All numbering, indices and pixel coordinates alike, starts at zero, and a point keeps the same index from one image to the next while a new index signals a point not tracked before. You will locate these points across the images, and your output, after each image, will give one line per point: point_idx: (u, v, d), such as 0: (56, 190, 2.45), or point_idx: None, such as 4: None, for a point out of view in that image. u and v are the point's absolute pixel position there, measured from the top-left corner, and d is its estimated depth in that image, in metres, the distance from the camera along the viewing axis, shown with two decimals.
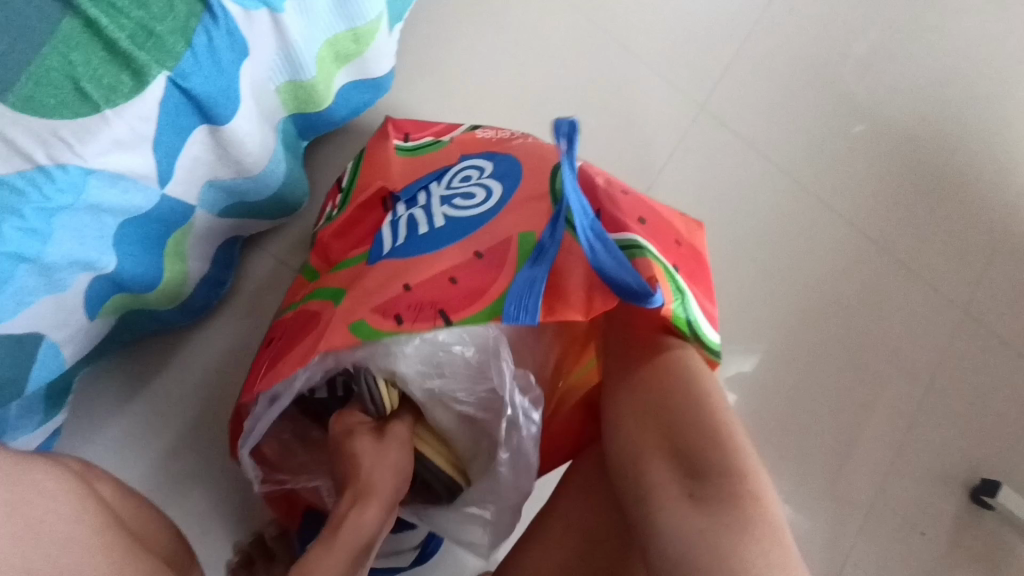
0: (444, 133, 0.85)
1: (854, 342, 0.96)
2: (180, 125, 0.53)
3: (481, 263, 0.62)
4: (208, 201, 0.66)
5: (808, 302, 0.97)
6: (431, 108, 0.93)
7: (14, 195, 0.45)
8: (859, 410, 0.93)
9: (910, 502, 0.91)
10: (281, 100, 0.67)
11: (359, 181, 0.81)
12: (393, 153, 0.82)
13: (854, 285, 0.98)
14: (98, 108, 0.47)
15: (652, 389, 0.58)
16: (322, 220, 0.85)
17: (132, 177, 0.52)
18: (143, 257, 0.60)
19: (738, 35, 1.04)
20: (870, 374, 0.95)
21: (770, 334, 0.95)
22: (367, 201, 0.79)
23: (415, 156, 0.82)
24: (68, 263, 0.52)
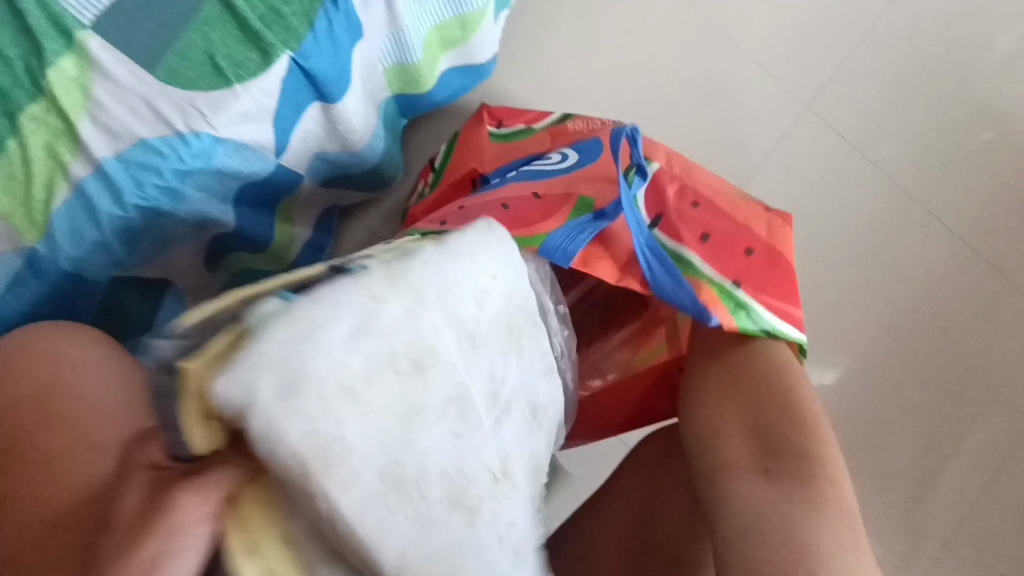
0: (535, 121, 0.86)
1: (951, 368, 0.89)
2: (297, 101, 0.58)
3: (537, 203, 0.61)
4: (315, 173, 0.71)
5: (903, 321, 0.91)
6: (528, 95, 0.95)
7: (157, 157, 0.51)
8: (948, 441, 0.88)
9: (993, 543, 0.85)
10: (387, 81, 0.71)
11: (451, 162, 0.85)
12: (487, 138, 0.84)
13: (958, 308, 0.91)
14: (229, 84, 0.51)
15: (740, 371, 0.58)
16: (413, 196, 0.90)
17: (254, 148, 0.57)
18: (257, 219, 0.67)
19: (856, 30, 0.98)
20: (966, 404, 0.89)
21: (856, 350, 0.90)
22: (456, 180, 0.82)
23: (507, 142, 0.84)
24: (194, 220, 0.58)
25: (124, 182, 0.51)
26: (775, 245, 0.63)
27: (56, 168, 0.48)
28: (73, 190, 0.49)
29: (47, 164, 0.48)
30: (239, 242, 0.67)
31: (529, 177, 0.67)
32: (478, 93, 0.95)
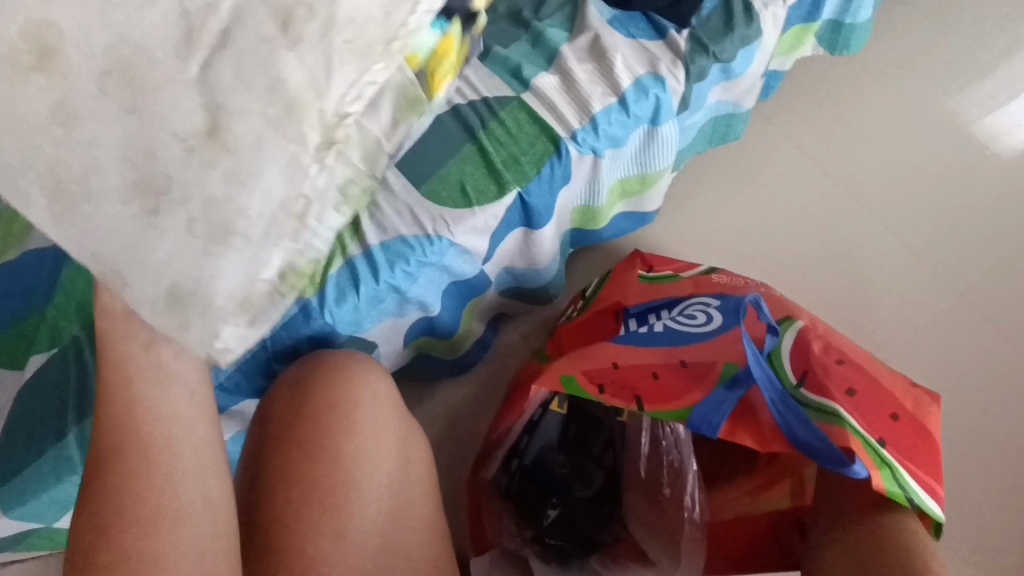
0: (683, 269, 0.96)
1: None
2: (511, 224, 0.73)
3: (683, 372, 0.71)
4: (499, 282, 0.86)
5: None
6: (683, 242, 1.05)
7: (408, 248, 0.67)
8: None
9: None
10: (573, 218, 0.86)
11: (601, 294, 0.96)
12: (636, 278, 0.95)
13: None
14: (470, 205, 0.68)
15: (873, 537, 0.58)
16: (564, 317, 1.01)
17: (473, 253, 0.71)
18: (453, 310, 0.81)
19: (1001, 224, 1.03)
20: None
21: (994, 541, 0.88)
22: (604, 310, 0.93)
23: (655, 284, 0.94)
24: (416, 301, 0.72)
25: (382, 264, 0.66)
26: (917, 423, 0.65)
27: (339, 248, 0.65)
28: (345, 265, 0.65)
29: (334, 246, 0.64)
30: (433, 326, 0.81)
31: (677, 342, 0.75)
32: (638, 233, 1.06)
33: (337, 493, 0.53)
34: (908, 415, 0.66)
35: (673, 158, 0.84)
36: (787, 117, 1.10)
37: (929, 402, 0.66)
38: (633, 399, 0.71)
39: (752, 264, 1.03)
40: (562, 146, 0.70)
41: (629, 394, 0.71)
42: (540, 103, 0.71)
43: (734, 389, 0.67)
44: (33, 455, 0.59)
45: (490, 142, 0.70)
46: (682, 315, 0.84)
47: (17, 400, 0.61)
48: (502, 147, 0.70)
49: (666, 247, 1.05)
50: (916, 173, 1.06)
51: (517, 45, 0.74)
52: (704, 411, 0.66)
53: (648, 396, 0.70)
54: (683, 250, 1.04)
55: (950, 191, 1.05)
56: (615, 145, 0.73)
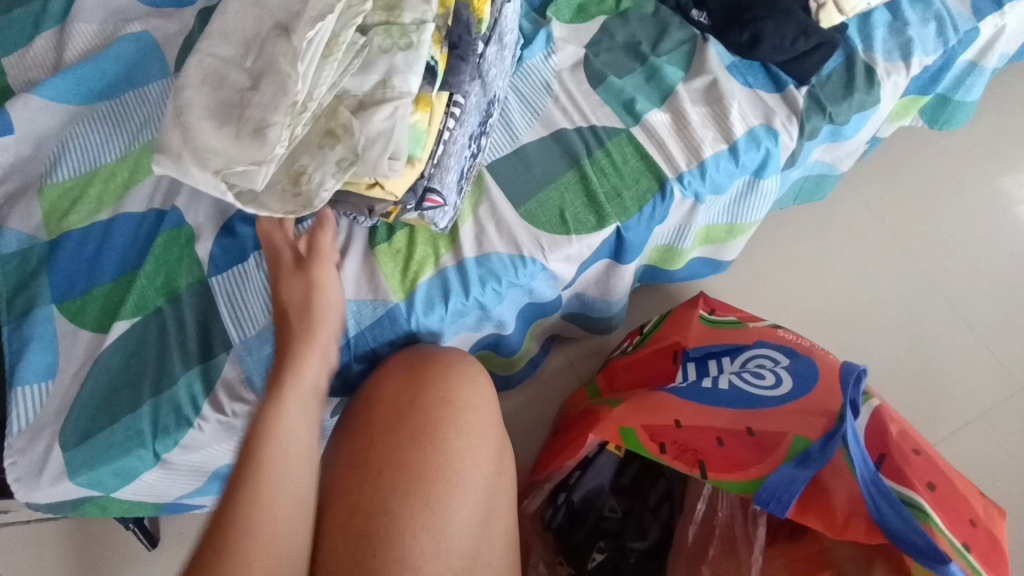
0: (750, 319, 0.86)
1: None
2: (601, 256, 0.71)
3: (752, 441, 0.69)
4: (566, 307, 0.84)
5: None
6: (749, 292, 1.02)
7: (502, 268, 0.66)
8: None
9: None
10: (651, 255, 0.85)
11: (660, 331, 0.87)
12: (696, 318, 0.86)
13: None
14: (568, 232, 0.67)
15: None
16: (617, 351, 0.95)
17: (560, 278, 0.70)
18: (520, 330, 0.79)
19: None
20: None
21: None
22: (662, 349, 0.85)
23: (715, 327, 0.84)
24: (495, 320, 0.70)
25: (473, 280, 0.65)
26: (991, 534, 0.63)
27: (432, 256, 0.66)
28: (435, 275, 0.65)
29: (428, 253, 0.66)
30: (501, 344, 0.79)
31: (743, 405, 0.72)
32: (705, 276, 1.03)
33: (439, 489, 0.53)
34: (982, 524, 0.63)
35: (764, 213, 0.82)
36: (867, 182, 1.09)
37: (997, 514, 0.65)
38: (697, 465, 0.69)
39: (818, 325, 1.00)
40: (668, 187, 0.69)
41: (692, 458, 0.69)
42: (648, 138, 0.70)
43: (809, 465, 0.63)
44: (108, 423, 0.58)
45: (592, 171, 0.69)
46: (747, 368, 0.76)
47: (97, 364, 0.60)
48: (604, 178, 0.69)
49: (731, 295, 1.02)
50: (992, 258, 1.04)
51: (632, 77, 0.73)
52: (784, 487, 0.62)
53: (713, 464, 0.68)
54: (749, 301, 1.02)
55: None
56: (716, 192, 0.72)
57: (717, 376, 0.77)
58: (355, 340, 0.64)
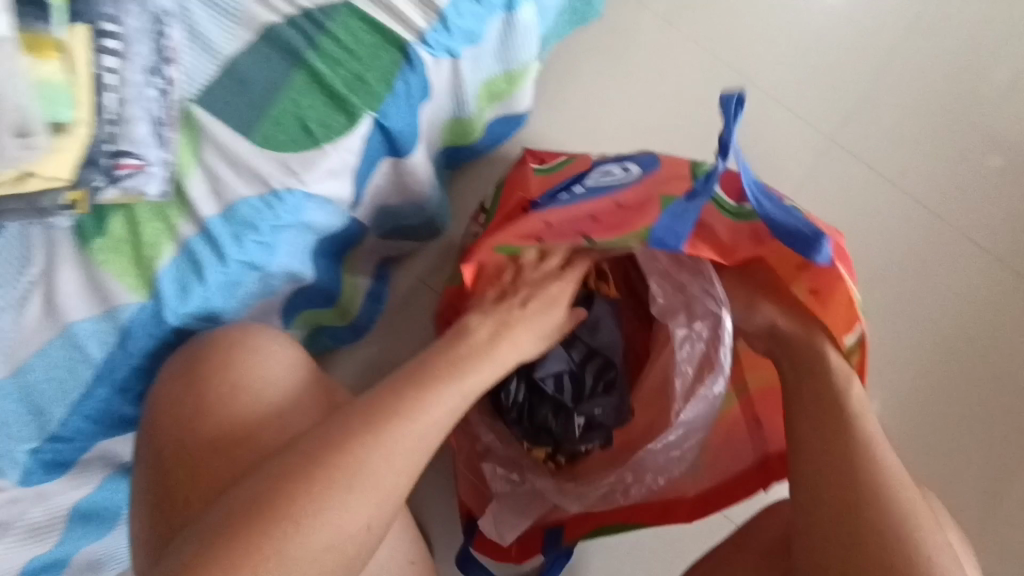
0: (578, 155, 0.82)
1: (1000, 382, 0.92)
2: (374, 157, 0.61)
3: (623, 208, 0.62)
4: (375, 223, 0.74)
5: (952, 339, 0.93)
6: (572, 133, 0.95)
7: (256, 212, 0.54)
8: (1004, 454, 0.90)
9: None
10: (443, 134, 0.76)
11: (501, 204, 0.81)
12: (529, 173, 0.81)
13: (1002, 322, 0.93)
14: (317, 144, 0.55)
15: (828, 406, 0.55)
16: (469, 238, 0.87)
17: (335, 200, 0.60)
18: (328, 269, 0.69)
19: (868, 60, 1.00)
20: (1016, 416, 0.91)
21: (909, 372, 0.92)
22: (510, 212, 0.77)
23: (549, 175, 0.80)
24: (282, 274, 0.60)
25: (227, 240, 0.53)
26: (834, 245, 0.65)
27: (165, 230, 0.52)
28: (180, 250, 0.53)
29: (159, 228, 0.52)
30: (315, 295, 0.70)
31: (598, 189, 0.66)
32: (524, 134, 0.95)
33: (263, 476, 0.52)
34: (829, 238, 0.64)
35: (537, 46, 0.74)
36: None
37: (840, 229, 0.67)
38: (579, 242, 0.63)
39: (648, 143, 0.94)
40: (411, 51, 0.57)
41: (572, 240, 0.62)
42: None
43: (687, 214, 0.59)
44: None
45: (321, 61, 0.55)
46: (597, 176, 0.70)
47: None
48: (339, 63, 0.55)
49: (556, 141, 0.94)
50: (781, 19, 1.01)
51: None
52: (664, 221, 0.58)
53: (595, 230, 0.62)
54: (574, 143, 0.94)
55: (812, 34, 1.01)
56: (472, 41, 0.62)
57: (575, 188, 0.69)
58: (109, 367, 0.54)
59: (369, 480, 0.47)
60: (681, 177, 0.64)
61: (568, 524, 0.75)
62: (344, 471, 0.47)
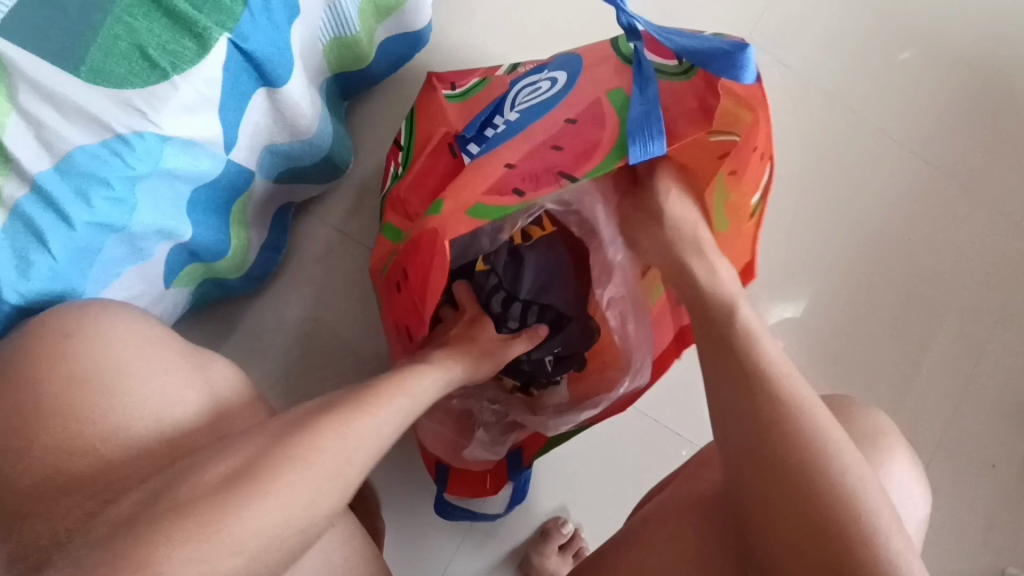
0: (491, 73, 0.76)
1: (912, 274, 0.95)
2: (241, 89, 0.53)
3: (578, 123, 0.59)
4: (262, 166, 0.66)
5: (868, 236, 0.95)
6: (483, 43, 0.86)
7: (99, 163, 0.46)
8: (917, 342, 0.94)
9: (973, 434, 0.93)
10: (327, 57, 0.67)
11: (416, 138, 0.75)
12: (444, 101, 0.74)
13: (912, 215, 0.96)
14: (167, 76, 0.47)
15: (718, 339, 0.55)
16: (388, 180, 0.79)
17: (203, 143, 0.52)
18: (211, 223, 0.62)
19: None
20: (926, 305, 0.95)
21: (828, 272, 0.94)
22: (435, 148, 0.72)
23: (466, 101, 0.74)
24: (152, 232, 0.53)
25: (67, 199, 0.46)
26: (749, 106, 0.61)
27: None
28: (11, 216, 0.45)
29: None
30: (202, 252, 0.62)
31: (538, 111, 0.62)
32: (430, 52, 0.86)
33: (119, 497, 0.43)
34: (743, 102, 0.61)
35: None
36: None
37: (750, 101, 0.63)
38: (560, 178, 0.58)
39: (566, 49, 0.86)
40: None
41: (552, 175, 0.59)
42: None
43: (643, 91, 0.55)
44: None
45: None
46: (521, 94, 0.67)
47: None
48: None
49: (466, 55, 0.85)
50: None
51: None
52: (637, 143, 0.53)
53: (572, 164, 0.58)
54: (485, 55, 0.85)
55: None
56: None
57: (506, 116, 0.66)
58: None
59: (278, 493, 0.39)
60: (604, 64, 0.62)
61: (527, 443, 0.76)
62: (248, 484, 0.38)
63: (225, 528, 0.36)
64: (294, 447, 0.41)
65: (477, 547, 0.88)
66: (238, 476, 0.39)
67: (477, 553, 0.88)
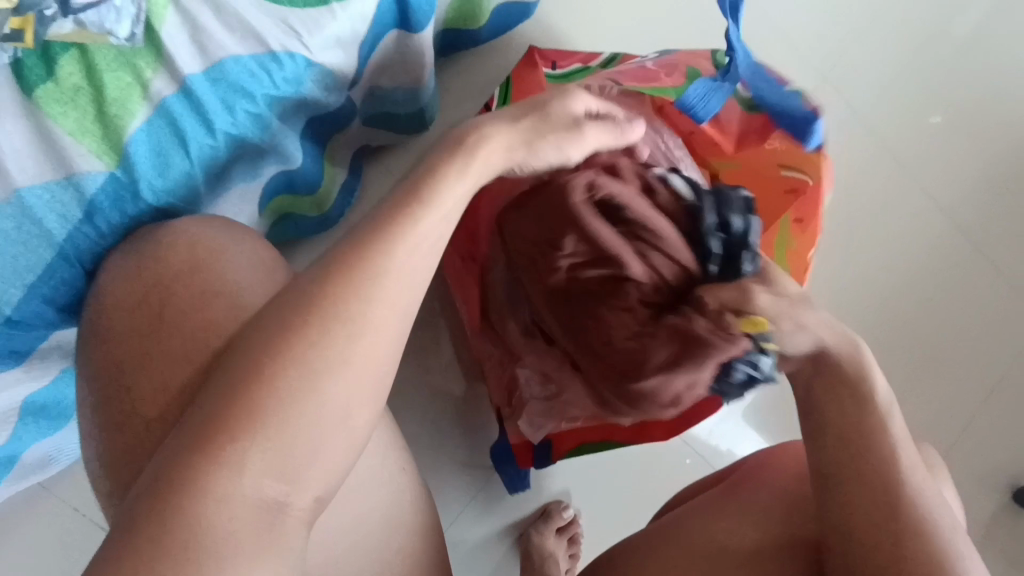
0: (593, 60, 0.78)
1: (960, 334, 0.94)
2: (381, 28, 0.53)
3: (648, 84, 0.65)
4: (363, 108, 0.66)
5: (921, 288, 0.95)
6: (583, 29, 0.86)
7: (249, 78, 0.46)
8: (958, 403, 0.93)
9: (994, 498, 0.91)
10: (446, 14, 0.67)
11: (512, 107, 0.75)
12: (544, 79, 0.75)
13: (969, 275, 0.95)
14: (327, 2, 0.46)
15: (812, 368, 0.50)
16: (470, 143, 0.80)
17: (338, 76, 0.52)
18: (314, 157, 0.62)
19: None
20: (970, 366, 0.94)
21: (878, 316, 0.94)
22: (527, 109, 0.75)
23: (566, 83, 0.75)
24: (273, 153, 0.53)
25: (214, 107, 0.46)
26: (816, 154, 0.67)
27: (135, 85, 0.43)
28: (155, 111, 0.44)
29: (125, 82, 0.43)
30: (297, 182, 0.62)
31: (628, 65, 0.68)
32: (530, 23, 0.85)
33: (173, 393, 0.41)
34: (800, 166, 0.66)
35: None
36: None
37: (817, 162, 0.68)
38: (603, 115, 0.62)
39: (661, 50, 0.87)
40: None
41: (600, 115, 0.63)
42: None
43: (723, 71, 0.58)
44: None
45: None
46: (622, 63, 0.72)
47: None
48: None
49: (564, 39, 0.85)
50: None
51: None
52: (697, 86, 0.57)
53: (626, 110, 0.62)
54: (583, 42, 0.86)
55: None
56: None
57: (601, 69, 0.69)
58: (75, 245, 0.44)
59: (316, 419, 0.36)
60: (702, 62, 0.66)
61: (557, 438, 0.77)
62: (266, 418, 0.35)
63: (270, 458, 0.35)
64: (298, 353, 0.36)
65: (482, 516, 0.90)
66: (245, 401, 0.35)
67: (487, 525, 0.90)
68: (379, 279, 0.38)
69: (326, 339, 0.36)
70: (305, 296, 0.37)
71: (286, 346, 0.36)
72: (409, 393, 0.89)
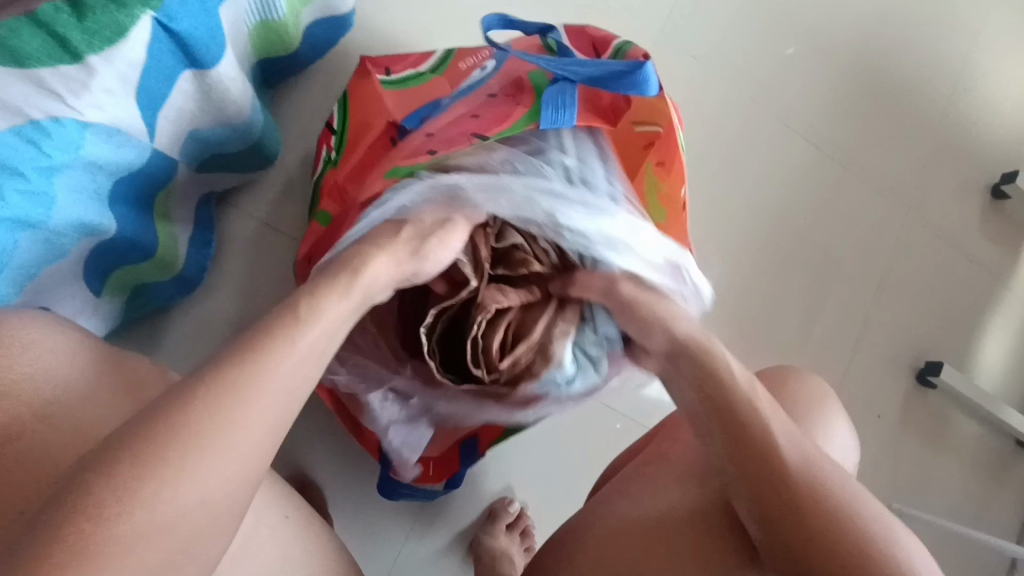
0: (424, 58, 0.77)
1: (808, 248, 1.12)
2: (168, 71, 0.50)
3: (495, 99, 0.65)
4: (184, 152, 0.62)
5: (769, 212, 1.10)
6: (421, 27, 0.85)
7: (15, 154, 0.43)
8: (813, 303, 1.10)
9: (862, 386, 1.10)
10: (252, 41, 0.63)
11: (351, 125, 0.73)
12: (378, 86, 0.73)
13: (807, 194, 1.13)
14: (81, 58, 0.42)
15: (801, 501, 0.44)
16: (320, 165, 0.78)
17: (125, 131, 0.50)
18: (137, 219, 0.60)
19: None
20: (823, 274, 1.12)
21: (748, 246, 1.08)
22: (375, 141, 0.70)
23: (404, 87, 0.74)
24: (71, 227, 0.51)
25: None
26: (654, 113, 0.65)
27: None
28: None
29: None
30: (127, 252, 0.60)
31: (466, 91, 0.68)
32: (361, 33, 0.84)
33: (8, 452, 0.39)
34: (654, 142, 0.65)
35: None
36: None
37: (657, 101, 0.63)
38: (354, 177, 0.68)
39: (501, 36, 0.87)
40: None
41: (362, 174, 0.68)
42: None
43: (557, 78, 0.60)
44: None
45: None
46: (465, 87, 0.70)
47: None
48: None
49: (404, 42, 0.84)
50: None
51: None
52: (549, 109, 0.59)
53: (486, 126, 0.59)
54: (425, 40, 0.85)
55: None
56: None
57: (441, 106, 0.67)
58: None
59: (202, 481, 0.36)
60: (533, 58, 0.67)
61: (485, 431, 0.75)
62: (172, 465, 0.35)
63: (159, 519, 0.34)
64: (156, 482, 0.34)
65: (423, 535, 0.88)
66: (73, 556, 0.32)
67: (430, 539, 0.89)
68: (239, 403, 0.38)
69: (199, 458, 0.36)
70: (139, 430, 0.36)
71: (135, 484, 0.34)
72: (322, 432, 0.87)
